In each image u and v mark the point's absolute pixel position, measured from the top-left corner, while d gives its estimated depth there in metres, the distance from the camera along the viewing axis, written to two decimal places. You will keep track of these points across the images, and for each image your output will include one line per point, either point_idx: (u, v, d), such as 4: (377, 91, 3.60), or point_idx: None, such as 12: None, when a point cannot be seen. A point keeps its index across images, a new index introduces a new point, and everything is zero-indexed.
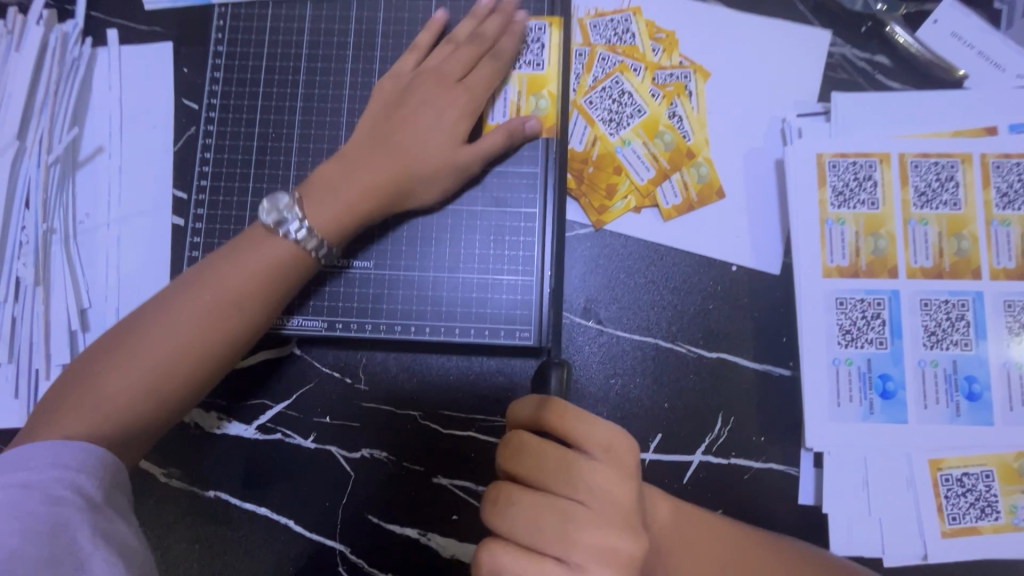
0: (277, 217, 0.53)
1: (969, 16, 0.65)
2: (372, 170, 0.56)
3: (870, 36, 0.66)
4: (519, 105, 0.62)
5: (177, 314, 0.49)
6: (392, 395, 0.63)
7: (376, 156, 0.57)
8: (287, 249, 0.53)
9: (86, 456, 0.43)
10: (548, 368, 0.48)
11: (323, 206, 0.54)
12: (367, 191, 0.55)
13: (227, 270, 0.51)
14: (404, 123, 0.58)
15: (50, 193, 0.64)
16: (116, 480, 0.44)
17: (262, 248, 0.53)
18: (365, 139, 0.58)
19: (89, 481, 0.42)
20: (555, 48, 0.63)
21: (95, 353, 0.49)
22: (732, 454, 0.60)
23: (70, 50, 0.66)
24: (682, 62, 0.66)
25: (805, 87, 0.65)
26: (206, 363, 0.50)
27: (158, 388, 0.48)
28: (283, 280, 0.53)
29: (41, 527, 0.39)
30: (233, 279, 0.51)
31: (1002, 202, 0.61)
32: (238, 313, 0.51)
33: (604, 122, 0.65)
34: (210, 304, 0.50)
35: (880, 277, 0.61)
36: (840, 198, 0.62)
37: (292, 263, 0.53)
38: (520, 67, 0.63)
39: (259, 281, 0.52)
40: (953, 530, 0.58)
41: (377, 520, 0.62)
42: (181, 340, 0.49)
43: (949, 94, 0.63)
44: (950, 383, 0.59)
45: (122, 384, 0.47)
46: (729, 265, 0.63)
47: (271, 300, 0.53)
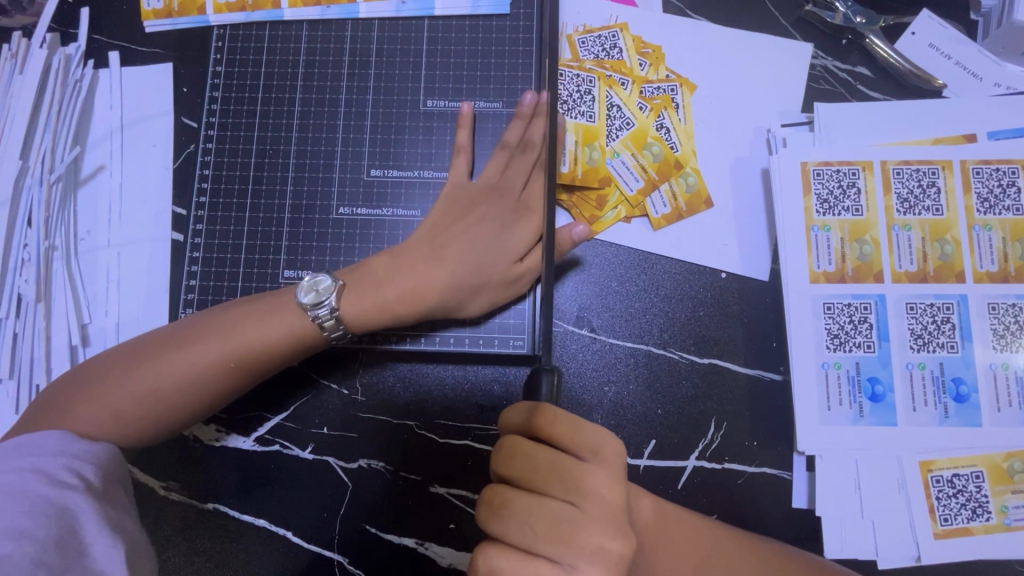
0: (314, 297, 0.55)
1: (944, 27, 0.67)
2: (418, 275, 0.57)
3: (850, 48, 0.68)
4: (576, 155, 0.66)
5: (191, 350, 0.52)
6: (389, 405, 0.64)
7: (425, 266, 0.57)
8: (308, 327, 0.54)
9: (93, 449, 0.48)
10: (539, 374, 0.42)
11: (362, 302, 0.56)
12: (407, 296, 0.56)
13: (253, 322, 0.54)
14: (458, 236, 0.59)
15: (52, 212, 0.66)
16: (114, 476, 0.48)
17: (286, 312, 0.55)
18: (423, 244, 0.58)
19: (91, 470, 0.46)
20: (604, 102, 0.67)
21: (115, 362, 0.53)
22: (726, 459, 0.61)
23: (72, 72, 0.68)
24: (668, 76, 0.68)
25: (788, 97, 0.67)
26: (205, 401, 0.53)
27: (159, 413, 0.51)
28: (297, 344, 0.54)
29: (47, 509, 0.41)
30: (249, 331, 0.53)
31: (983, 207, 0.62)
32: (245, 364, 0.53)
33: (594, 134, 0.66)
34: (221, 350, 0.52)
35: (866, 281, 0.62)
36: (825, 206, 0.63)
37: (308, 333, 0.55)
38: (574, 118, 0.66)
39: (272, 339, 0.53)
40: (945, 531, 0.58)
41: (375, 530, 0.62)
42: (187, 377, 0.52)
43: (928, 103, 0.65)
44: (938, 385, 0.60)
45: (130, 404, 0.50)
46: (719, 273, 0.64)
47: (283, 359, 0.55)
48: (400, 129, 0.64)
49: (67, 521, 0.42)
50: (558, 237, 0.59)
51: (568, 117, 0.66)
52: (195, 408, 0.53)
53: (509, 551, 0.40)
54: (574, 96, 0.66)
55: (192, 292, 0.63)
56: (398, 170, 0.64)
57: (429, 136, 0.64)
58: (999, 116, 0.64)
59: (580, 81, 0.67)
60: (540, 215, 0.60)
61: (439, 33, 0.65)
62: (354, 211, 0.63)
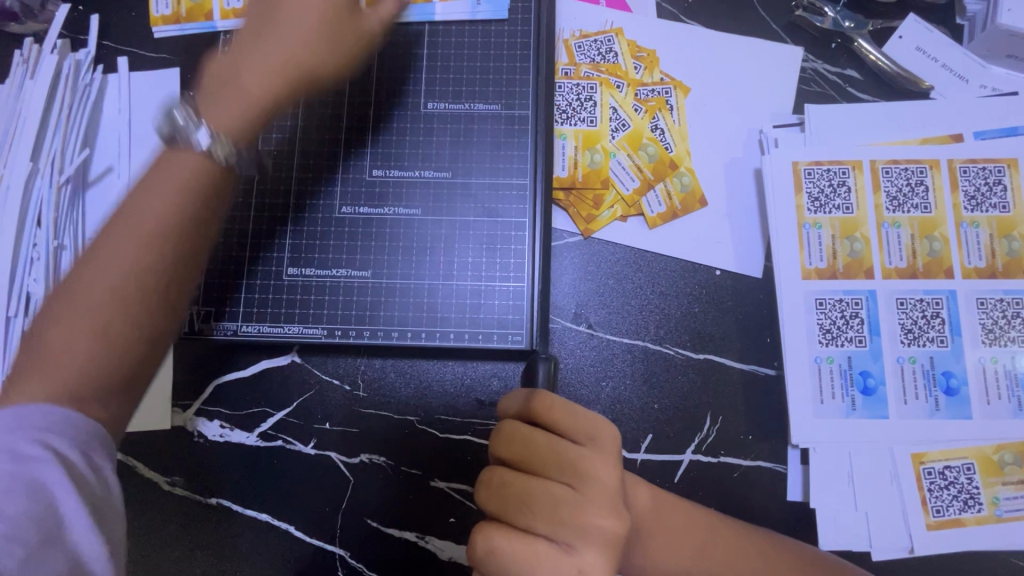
0: (172, 125, 0.48)
1: (931, 31, 0.69)
2: (266, 59, 0.57)
3: (840, 52, 0.70)
4: (576, 159, 0.68)
5: (98, 257, 0.45)
6: (390, 402, 0.65)
7: (261, 49, 0.57)
8: (197, 164, 0.48)
9: (62, 422, 0.41)
10: (536, 364, 0.52)
11: (223, 107, 0.55)
12: (266, 72, 0.56)
13: (138, 194, 0.47)
14: (278, 26, 0.58)
15: (61, 212, 0.67)
16: (94, 443, 0.42)
17: (170, 165, 0.47)
18: (245, 45, 0.57)
19: (60, 441, 0.41)
20: (606, 106, 0.69)
21: (39, 326, 0.46)
22: (721, 452, 0.62)
23: (82, 77, 0.70)
24: (662, 79, 0.70)
25: (780, 99, 0.69)
26: (149, 299, 0.45)
27: (117, 337, 0.45)
28: (195, 194, 0.47)
29: (14, 485, 0.38)
30: (141, 207, 0.46)
31: (970, 204, 0.64)
32: (164, 244, 0.46)
33: (592, 135, 0.68)
34: (127, 239, 0.45)
35: (857, 277, 0.64)
36: (816, 204, 0.65)
37: (202, 176, 0.48)
38: (575, 123, 0.68)
39: (172, 204, 0.46)
40: (938, 523, 0.59)
41: (377, 524, 0.63)
42: (113, 283, 0.44)
43: (916, 104, 0.67)
44: (928, 378, 0.61)
45: (74, 342, 0.43)
46: (713, 270, 0.66)
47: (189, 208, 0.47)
48: (401, 130, 0.66)
49: (37, 495, 0.38)
50: None
51: (568, 125, 0.68)
52: (149, 316, 0.46)
53: (505, 534, 0.41)
54: (574, 105, 0.69)
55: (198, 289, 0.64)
56: (399, 170, 0.65)
57: (429, 137, 0.66)
58: (984, 117, 0.66)
59: (580, 90, 0.69)
60: None
61: (439, 37, 0.67)
62: (357, 210, 0.65)
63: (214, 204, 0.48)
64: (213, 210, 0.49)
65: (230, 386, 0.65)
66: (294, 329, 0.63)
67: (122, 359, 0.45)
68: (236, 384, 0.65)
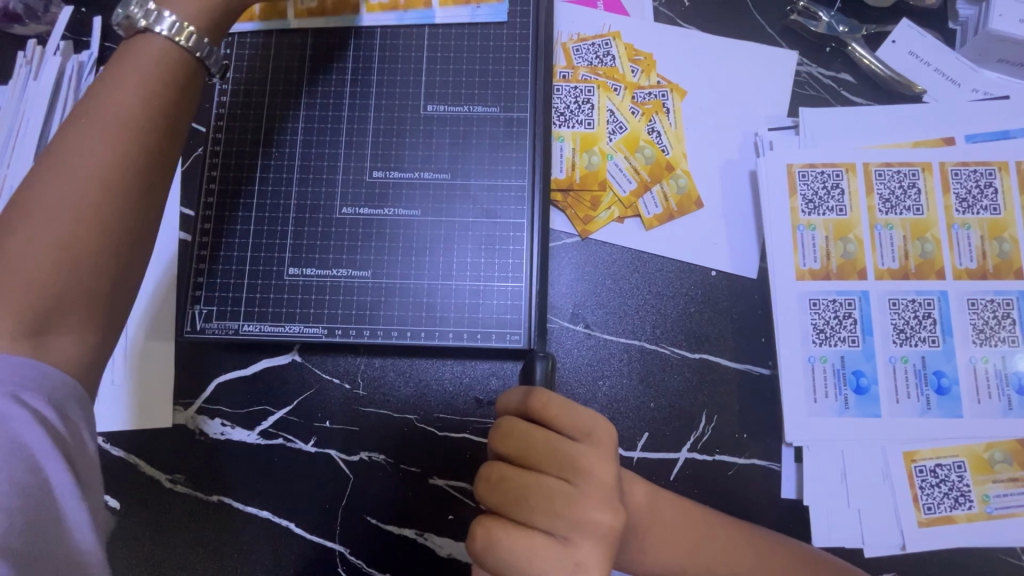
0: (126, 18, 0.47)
1: (924, 36, 0.70)
2: None
3: (834, 56, 0.71)
4: (573, 161, 0.68)
5: (60, 154, 0.41)
6: (390, 400, 0.65)
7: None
8: (163, 53, 0.46)
9: (35, 370, 0.37)
10: (534, 362, 0.54)
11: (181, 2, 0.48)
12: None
13: (97, 92, 0.44)
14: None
15: None
16: (72, 396, 0.39)
17: (136, 60, 0.46)
18: None
19: (38, 398, 0.37)
20: (603, 109, 0.69)
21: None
22: (716, 451, 0.63)
23: (85, 79, 0.71)
24: (659, 82, 0.71)
25: (775, 103, 0.70)
26: (130, 197, 0.42)
27: (96, 240, 0.40)
28: (164, 83, 0.46)
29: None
30: (105, 100, 0.44)
31: (962, 207, 0.65)
32: (136, 137, 0.43)
33: (589, 138, 0.69)
34: (93, 128, 0.42)
35: (850, 278, 0.65)
36: (810, 206, 0.66)
37: (169, 65, 0.47)
38: (572, 126, 0.69)
39: (140, 95, 0.44)
40: (929, 520, 0.60)
41: (376, 521, 0.64)
42: (87, 182, 0.41)
43: (909, 108, 0.68)
44: (920, 378, 0.62)
45: (48, 250, 0.39)
46: (708, 270, 0.67)
47: (157, 100, 0.45)
48: (401, 132, 0.67)
49: (20, 460, 0.36)
50: None
51: (566, 127, 0.69)
52: (126, 210, 0.42)
53: (502, 528, 0.42)
54: (571, 108, 0.70)
55: (200, 289, 0.65)
56: (400, 171, 0.66)
57: (429, 138, 0.67)
58: (976, 121, 0.67)
59: (578, 93, 0.70)
60: None
61: (439, 41, 0.68)
62: (357, 211, 0.66)
63: (186, 98, 0.47)
64: (184, 106, 0.47)
65: (231, 385, 0.66)
66: (294, 328, 0.64)
67: (101, 252, 0.41)
68: (238, 383, 0.66)
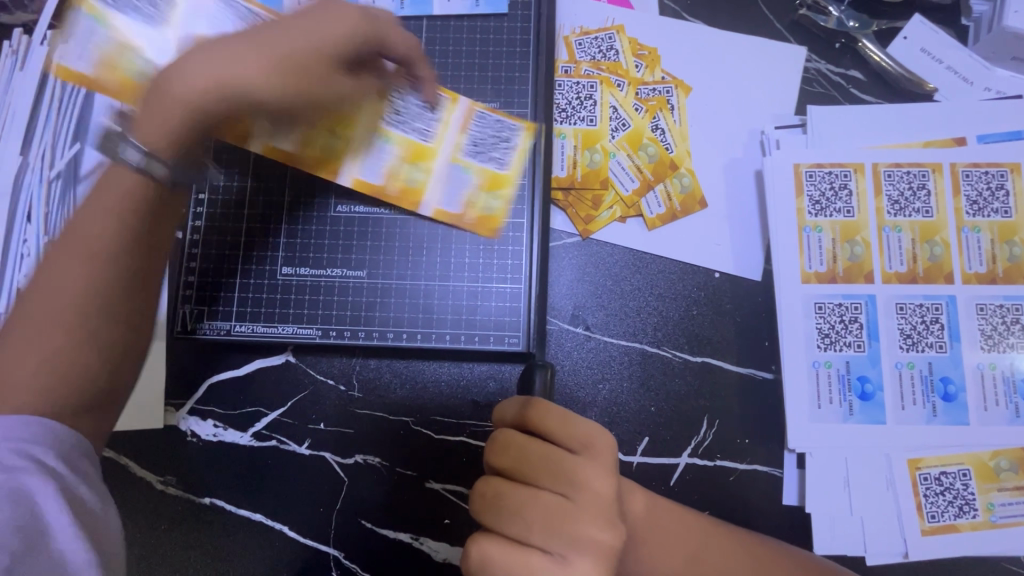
0: (105, 138, 0.48)
1: (936, 32, 0.68)
2: (221, 69, 0.49)
3: (843, 52, 0.69)
4: (575, 159, 0.67)
5: (44, 280, 0.46)
6: (385, 402, 0.64)
7: (213, 60, 0.49)
8: (134, 182, 0.48)
9: (37, 428, 0.43)
10: (532, 372, 0.51)
11: (160, 119, 0.48)
12: (195, 91, 0.48)
13: (85, 216, 0.48)
14: (260, 36, 0.51)
15: (52, 207, 0.66)
16: (75, 449, 0.44)
17: (112, 182, 0.48)
18: (229, 39, 0.51)
19: (43, 450, 0.42)
20: (605, 105, 0.68)
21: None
22: (717, 456, 0.62)
23: None
24: (663, 78, 0.69)
25: (782, 100, 0.68)
26: (117, 317, 0.48)
27: (88, 349, 0.47)
28: (134, 213, 0.48)
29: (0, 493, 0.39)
30: (83, 228, 0.47)
31: (972, 209, 0.63)
32: (114, 260, 0.47)
33: (592, 135, 0.67)
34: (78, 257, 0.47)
35: (857, 282, 0.63)
36: (816, 207, 0.64)
37: (138, 193, 0.48)
38: (574, 123, 0.67)
39: (116, 219, 0.47)
40: (932, 528, 0.59)
41: (371, 525, 0.63)
42: (79, 303, 0.46)
43: (919, 106, 0.66)
44: (926, 384, 0.61)
45: (41, 363, 0.45)
46: (712, 272, 0.65)
47: (137, 226, 0.48)
48: None
49: (23, 504, 0.39)
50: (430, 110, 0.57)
51: (568, 124, 0.67)
52: (112, 327, 0.48)
53: (497, 544, 0.41)
54: (573, 104, 0.68)
55: (191, 287, 0.63)
56: None
57: None
58: (988, 120, 0.65)
59: (579, 88, 0.68)
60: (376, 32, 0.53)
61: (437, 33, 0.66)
62: (353, 209, 0.64)
63: (155, 217, 0.49)
64: (155, 228, 0.50)
65: (222, 386, 0.65)
66: (288, 328, 0.63)
67: (99, 365, 0.47)
68: (230, 383, 0.65)
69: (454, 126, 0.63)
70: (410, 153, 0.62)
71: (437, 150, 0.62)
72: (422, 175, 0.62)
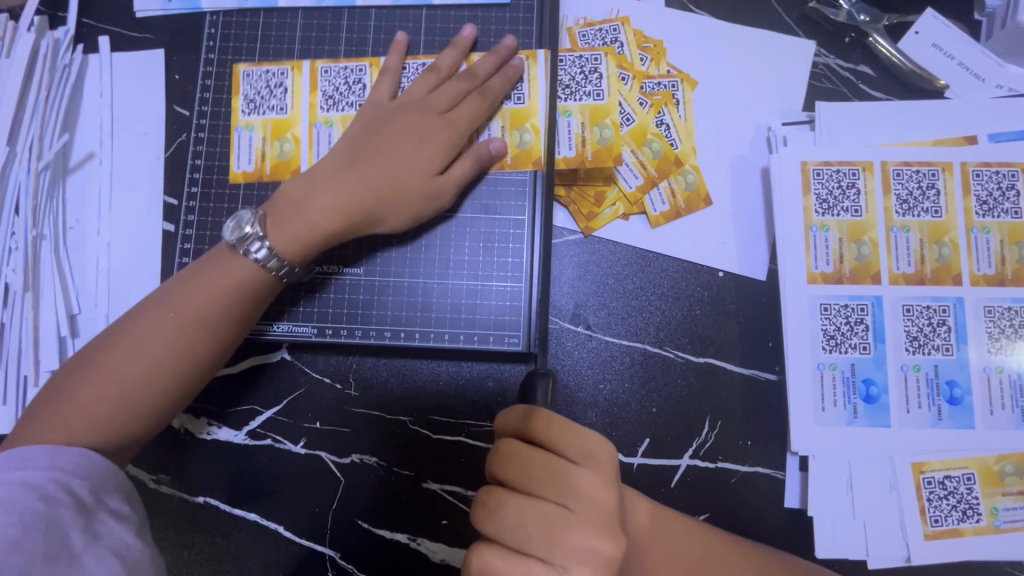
0: (239, 234, 0.52)
1: (949, 27, 0.67)
2: (346, 191, 0.54)
3: (853, 47, 0.67)
4: (583, 136, 0.61)
5: (143, 332, 0.48)
6: (382, 400, 0.63)
7: (349, 180, 0.54)
8: (253, 272, 0.52)
9: (84, 461, 0.44)
10: (534, 382, 0.50)
11: (288, 231, 0.52)
12: (334, 213, 0.53)
13: (195, 286, 0.50)
14: (381, 151, 0.56)
15: (40, 200, 0.64)
16: (111, 482, 0.45)
17: (230, 262, 0.52)
18: (343, 155, 0.56)
19: (82, 484, 0.43)
20: (613, 78, 0.62)
21: (66, 373, 0.48)
22: (719, 458, 0.61)
23: (61, 57, 0.66)
24: (669, 71, 0.67)
25: (790, 96, 0.67)
26: (184, 390, 0.50)
27: (142, 411, 0.48)
28: (248, 295, 0.52)
29: (36, 524, 0.40)
30: (196, 296, 0.50)
31: (982, 209, 0.62)
32: (205, 338, 0.50)
33: (603, 110, 0.61)
34: (175, 325, 0.49)
35: (863, 283, 0.62)
36: (824, 206, 0.63)
37: (256, 281, 0.52)
38: (579, 98, 0.62)
39: (223, 301, 0.50)
40: (935, 532, 0.59)
41: (367, 525, 0.62)
42: (157, 369, 0.48)
43: (929, 103, 0.65)
44: (932, 387, 0.60)
45: (96, 410, 0.46)
46: (715, 271, 0.64)
47: (241, 312, 0.52)
48: None
49: (54, 536, 0.40)
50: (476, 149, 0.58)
51: (573, 100, 0.62)
52: (175, 399, 0.49)
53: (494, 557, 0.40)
54: (577, 79, 0.62)
55: None
56: None
57: None
58: (999, 118, 0.64)
59: (583, 62, 0.62)
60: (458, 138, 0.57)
61: (437, 23, 0.63)
62: None
63: (254, 306, 0.53)
64: (249, 318, 0.53)
65: (216, 384, 0.63)
66: (283, 327, 0.60)
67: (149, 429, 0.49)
68: (224, 381, 0.63)
69: (542, 81, 0.60)
70: (508, 119, 0.60)
71: (535, 108, 0.60)
72: (530, 137, 0.60)
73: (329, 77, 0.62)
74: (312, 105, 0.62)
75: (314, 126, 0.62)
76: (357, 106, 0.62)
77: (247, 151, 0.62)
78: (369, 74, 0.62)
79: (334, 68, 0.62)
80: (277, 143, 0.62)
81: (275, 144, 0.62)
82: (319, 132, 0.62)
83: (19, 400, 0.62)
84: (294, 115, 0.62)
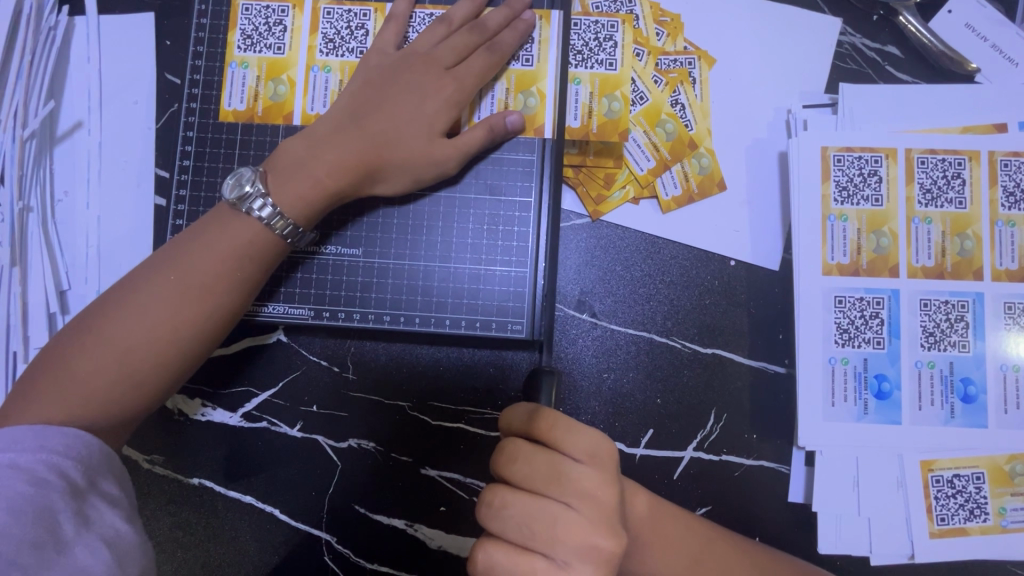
0: (239, 193, 0.49)
1: (983, 7, 0.63)
2: (348, 149, 0.52)
3: (882, 26, 0.64)
4: (590, 107, 0.58)
5: (144, 297, 0.46)
6: (379, 385, 0.62)
7: (351, 137, 0.52)
8: (255, 232, 0.49)
9: (75, 442, 0.42)
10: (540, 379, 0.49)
11: (290, 188, 0.50)
12: (338, 170, 0.51)
13: (198, 250, 0.48)
14: (383, 108, 0.53)
15: (26, 170, 0.62)
16: (105, 466, 0.43)
17: (235, 226, 0.49)
18: (344, 112, 0.53)
19: (74, 466, 0.41)
20: (628, 48, 0.58)
21: (61, 342, 0.46)
22: (724, 451, 0.60)
23: (45, 20, 0.63)
24: (686, 48, 0.64)
25: (813, 77, 0.63)
26: (189, 361, 0.48)
27: (144, 383, 0.46)
28: (253, 260, 0.49)
29: (26, 510, 0.38)
30: (199, 258, 0.48)
31: (1008, 201, 0.60)
32: (209, 306, 0.48)
33: (613, 79, 0.58)
34: (178, 292, 0.47)
35: (880, 275, 0.60)
36: (843, 194, 0.60)
37: (262, 245, 0.50)
38: (591, 67, 0.58)
39: (228, 267, 0.48)
40: (942, 531, 0.58)
41: (365, 510, 0.61)
42: (158, 340, 0.46)
43: (958, 89, 0.61)
44: (946, 384, 0.59)
45: (96, 381, 0.44)
46: (727, 260, 0.62)
47: (246, 279, 0.49)
48: None
49: (45, 522, 0.39)
50: (491, 119, 0.54)
51: (584, 68, 0.58)
52: (180, 369, 0.48)
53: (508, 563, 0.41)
54: (590, 46, 0.59)
55: None
56: None
57: None
58: None
59: (599, 28, 0.58)
60: (466, 94, 0.54)
61: None
62: None
63: (260, 273, 0.50)
64: (256, 284, 0.50)
65: (212, 363, 0.62)
66: (277, 307, 0.58)
67: (152, 400, 0.47)
68: (220, 361, 0.62)
69: (554, 44, 0.57)
70: (513, 81, 0.57)
71: (544, 72, 0.56)
72: (536, 101, 0.56)
73: (332, 20, 0.59)
74: (311, 48, 0.59)
75: (312, 70, 0.59)
76: (358, 52, 0.58)
77: (240, 89, 0.59)
78: (373, 19, 0.59)
79: (338, 10, 0.59)
80: (271, 83, 0.59)
81: (269, 84, 0.59)
82: (316, 76, 0.59)
83: (6, 377, 0.60)
84: (292, 56, 0.59)
